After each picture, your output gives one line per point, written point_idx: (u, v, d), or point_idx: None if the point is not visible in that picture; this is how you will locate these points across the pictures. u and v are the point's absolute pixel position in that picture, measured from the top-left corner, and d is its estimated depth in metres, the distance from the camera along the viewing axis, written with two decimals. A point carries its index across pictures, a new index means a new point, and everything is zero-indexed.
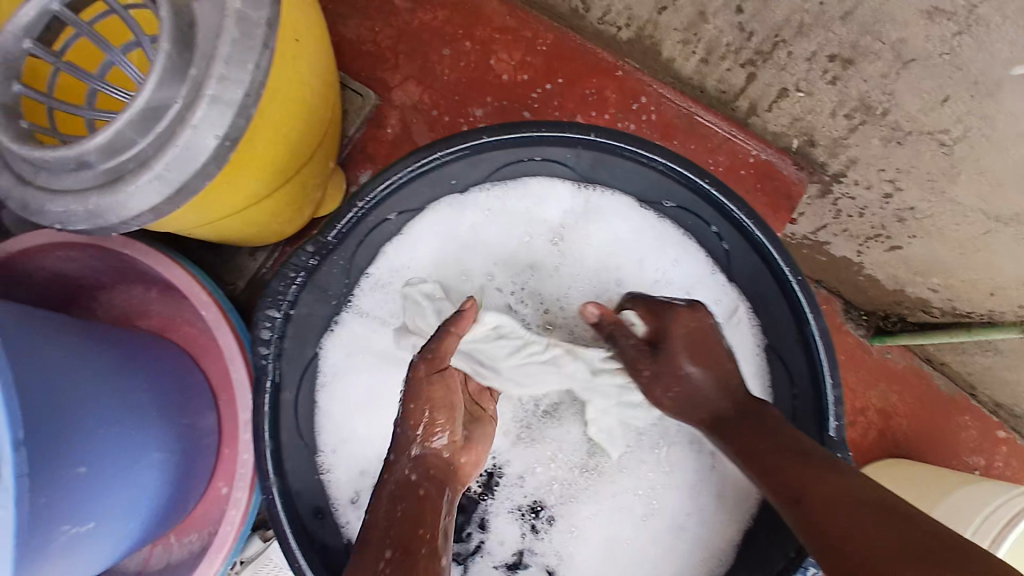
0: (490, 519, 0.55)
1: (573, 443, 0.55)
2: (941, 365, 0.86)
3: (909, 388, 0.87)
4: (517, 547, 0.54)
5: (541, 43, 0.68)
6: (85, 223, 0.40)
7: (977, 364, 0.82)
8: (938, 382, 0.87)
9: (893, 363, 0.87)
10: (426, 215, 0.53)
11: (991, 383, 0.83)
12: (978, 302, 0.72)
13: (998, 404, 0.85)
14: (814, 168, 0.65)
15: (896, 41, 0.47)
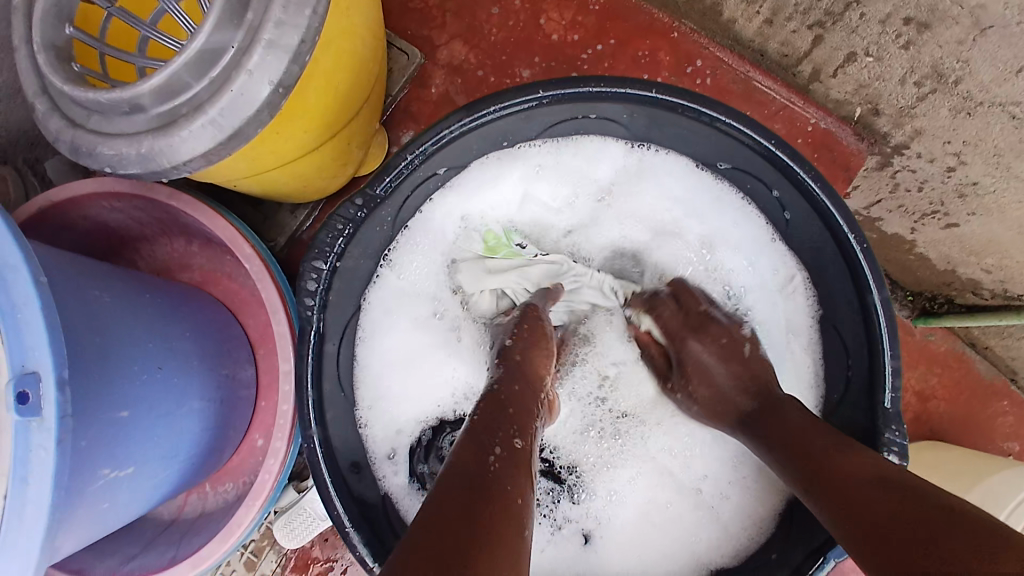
0: None
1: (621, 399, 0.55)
2: (985, 350, 0.84)
3: (949, 372, 0.86)
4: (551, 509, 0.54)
5: (593, 2, 0.65)
6: (137, 167, 0.40)
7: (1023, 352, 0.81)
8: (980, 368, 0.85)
9: (936, 347, 0.85)
10: (473, 172, 0.51)
11: None
12: None
13: None
14: (876, 139, 0.62)
15: (975, 6, 0.45)
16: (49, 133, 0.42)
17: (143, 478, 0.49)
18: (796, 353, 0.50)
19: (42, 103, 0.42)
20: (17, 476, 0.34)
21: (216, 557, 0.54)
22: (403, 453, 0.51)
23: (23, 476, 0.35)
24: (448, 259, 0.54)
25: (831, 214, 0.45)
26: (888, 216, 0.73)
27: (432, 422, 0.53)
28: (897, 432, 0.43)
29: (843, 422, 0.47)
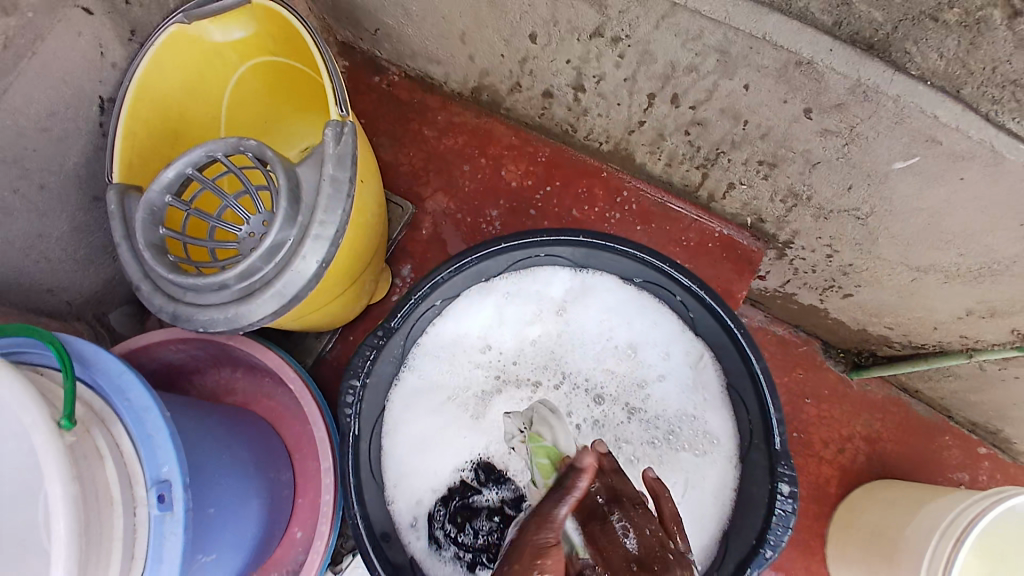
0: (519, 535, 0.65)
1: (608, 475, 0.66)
2: (917, 393, 1.03)
3: (891, 415, 1.04)
4: None
5: (541, 154, 0.86)
6: (223, 327, 0.56)
7: (945, 390, 0.98)
8: (916, 407, 1.04)
9: (873, 394, 1.04)
10: (461, 300, 0.67)
11: (960, 405, 0.99)
12: (927, 335, 0.88)
13: (973, 424, 1.01)
14: (767, 239, 0.80)
15: (803, 151, 0.61)
16: (150, 305, 0.57)
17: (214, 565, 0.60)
18: (714, 413, 0.65)
19: (145, 286, 0.57)
20: (153, 559, 0.47)
21: None
22: (423, 519, 0.63)
23: (157, 558, 0.47)
24: (459, 362, 0.68)
25: (718, 308, 0.62)
26: (800, 288, 0.91)
27: (444, 491, 0.65)
28: (786, 465, 0.58)
29: (753, 465, 0.61)
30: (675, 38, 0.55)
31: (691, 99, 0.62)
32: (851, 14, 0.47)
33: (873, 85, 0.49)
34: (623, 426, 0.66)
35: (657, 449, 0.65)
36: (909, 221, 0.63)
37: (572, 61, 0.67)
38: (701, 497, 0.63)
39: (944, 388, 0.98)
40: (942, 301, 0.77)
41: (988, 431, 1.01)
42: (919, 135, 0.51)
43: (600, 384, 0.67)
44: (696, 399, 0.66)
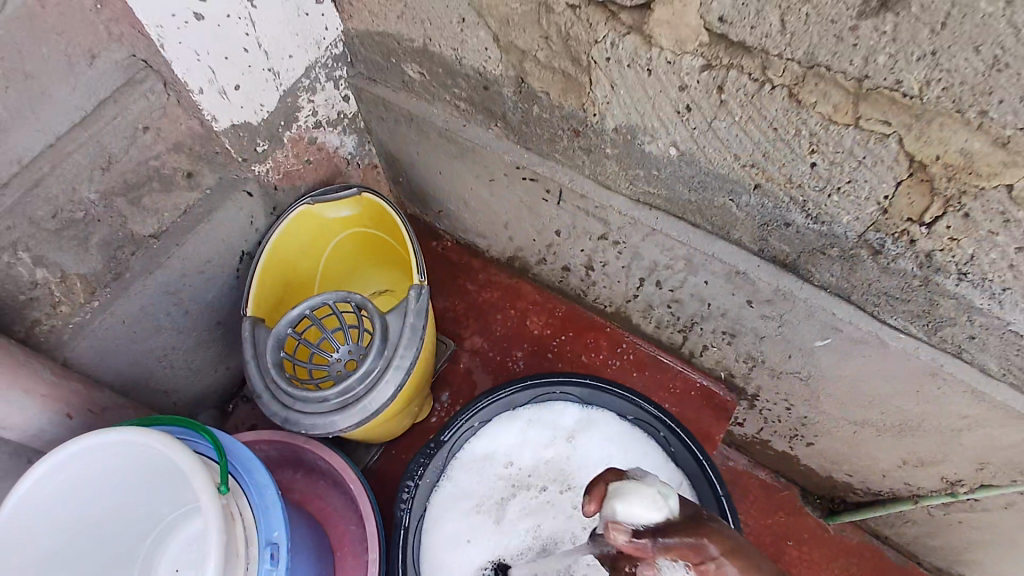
0: None
1: None
2: (886, 539, 1.14)
3: (865, 559, 1.13)
4: None
5: (558, 311, 1.09)
6: (320, 430, 0.76)
7: (908, 535, 1.10)
8: (889, 551, 1.14)
9: (849, 539, 1.14)
10: (493, 423, 0.86)
11: (924, 550, 1.10)
12: (879, 481, 1.02)
13: (940, 568, 1.12)
14: (738, 391, 1.00)
15: (752, 329, 0.83)
16: (266, 410, 0.77)
17: None
18: None
19: (265, 395, 0.77)
20: None
21: None
22: None
23: None
24: (488, 475, 0.85)
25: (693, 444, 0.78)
26: (772, 436, 1.08)
27: None
28: None
29: None
30: (655, 247, 0.79)
31: (670, 285, 0.85)
32: (768, 245, 0.70)
33: (789, 290, 0.71)
34: None
35: None
36: (839, 384, 0.82)
37: (585, 251, 0.92)
38: None
39: (909, 533, 1.09)
40: (882, 451, 0.93)
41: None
42: (826, 324, 0.72)
43: None
44: None
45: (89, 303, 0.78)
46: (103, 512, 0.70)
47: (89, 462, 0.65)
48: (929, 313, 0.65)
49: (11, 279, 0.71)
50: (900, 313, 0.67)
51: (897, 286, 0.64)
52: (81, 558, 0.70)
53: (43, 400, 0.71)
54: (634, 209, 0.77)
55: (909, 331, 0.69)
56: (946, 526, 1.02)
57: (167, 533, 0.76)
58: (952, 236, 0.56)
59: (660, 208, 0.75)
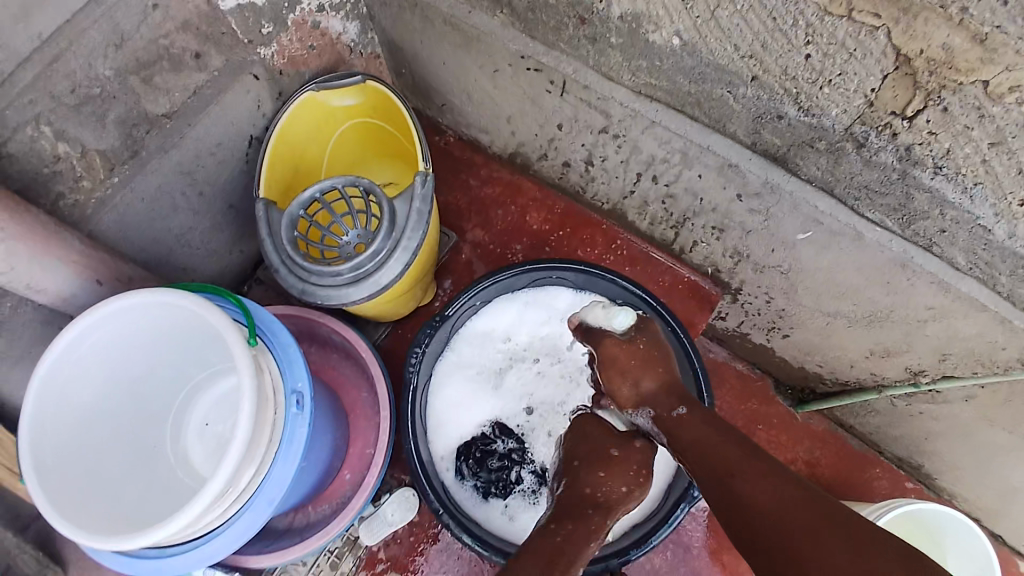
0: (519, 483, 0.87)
1: None
2: (850, 427, 1.24)
3: (829, 446, 1.24)
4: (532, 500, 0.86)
5: (557, 207, 1.12)
6: (334, 302, 0.83)
7: (871, 424, 1.19)
8: (851, 441, 1.24)
9: (814, 426, 1.25)
10: (494, 303, 0.93)
11: (885, 439, 1.20)
12: (847, 372, 1.10)
13: (898, 457, 1.21)
14: (724, 287, 1.06)
15: (740, 224, 0.88)
16: (284, 283, 0.83)
17: (297, 482, 0.85)
18: None
19: (282, 270, 0.83)
20: (285, 440, 0.73)
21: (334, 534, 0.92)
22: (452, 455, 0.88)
23: (288, 441, 0.73)
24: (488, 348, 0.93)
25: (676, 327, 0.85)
26: (752, 329, 1.16)
27: (468, 439, 0.89)
28: None
29: None
30: (654, 141, 0.83)
31: (665, 180, 0.89)
32: (761, 138, 0.73)
33: (777, 183, 0.76)
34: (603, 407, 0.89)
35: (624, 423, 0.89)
36: (817, 277, 0.88)
37: (585, 146, 0.95)
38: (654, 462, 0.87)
39: (870, 422, 1.19)
40: (851, 341, 1.00)
41: (913, 466, 1.21)
42: (808, 218, 0.78)
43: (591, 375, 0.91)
44: None
45: (109, 180, 0.81)
46: (138, 373, 0.78)
47: (131, 319, 0.71)
48: (905, 208, 0.68)
49: (35, 152, 0.74)
50: (878, 207, 0.71)
51: (876, 178, 0.67)
52: (121, 411, 0.78)
53: (75, 267, 0.76)
54: (633, 101, 0.80)
55: (884, 225, 0.73)
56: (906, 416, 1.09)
57: (194, 391, 0.86)
58: (932, 131, 0.59)
59: (660, 101, 0.78)
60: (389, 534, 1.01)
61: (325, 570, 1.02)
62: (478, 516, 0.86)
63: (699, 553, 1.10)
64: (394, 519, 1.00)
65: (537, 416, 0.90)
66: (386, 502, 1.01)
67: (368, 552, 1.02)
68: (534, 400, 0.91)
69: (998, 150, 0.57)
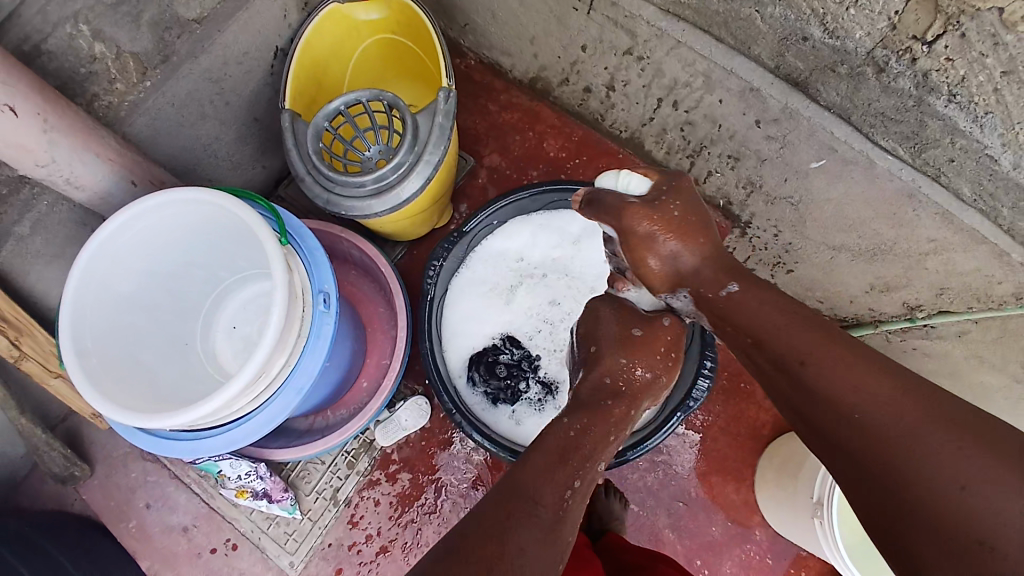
0: (527, 391, 0.92)
1: None
2: None
3: None
4: (538, 408, 0.92)
5: (574, 135, 1.14)
6: (357, 213, 0.86)
7: None
8: None
9: None
10: (509, 224, 0.96)
11: None
12: (846, 308, 1.12)
13: None
14: (734, 220, 1.09)
15: (756, 151, 0.90)
16: (309, 192, 0.85)
17: (319, 382, 0.91)
18: None
19: (307, 179, 0.86)
20: (314, 335, 0.77)
21: (351, 435, 0.97)
22: (464, 364, 0.93)
23: (317, 336, 0.77)
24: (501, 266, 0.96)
25: None
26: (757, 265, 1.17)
27: (480, 350, 0.93)
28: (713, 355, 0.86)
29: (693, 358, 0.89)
30: (678, 62, 0.84)
31: (686, 105, 0.91)
32: (784, 62, 0.75)
33: (795, 108, 0.77)
34: None
35: None
36: (824, 209, 0.91)
37: (608, 68, 0.97)
38: None
39: None
40: (853, 276, 1.02)
41: None
42: (823, 145, 0.79)
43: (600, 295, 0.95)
44: None
45: (141, 83, 0.82)
46: (172, 270, 0.83)
47: (168, 215, 0.75)
48: (917, 136, 0.70)
49: (73, 50, 0.76)
50: (892, 135, 0.73)
51: (892, 106, 0.69)
52: (154, 305, 0.82)
53: (111, 165, 0.79)
54: (661, 20, 0.80)
55: (897, 154, 0.74)
56: (900, 353, 1.11)
57: (222, 295, 0.90)
58: (949, 57, 0.61)
59: (688, 20, 0.79)
60: (403, 437, 1.08)
61: (342, 469, 1.09)
62: (489, 419, 0.91)
63: (690, 473, 1.17)
64: (407, 426, 1.06)
65: (548, 331, 0.94)
66: (399, 409, 1.07)
67: (383, 453, 1.09)
68: (548, 318, 0.94)
69: (1009, 78, 0.59)
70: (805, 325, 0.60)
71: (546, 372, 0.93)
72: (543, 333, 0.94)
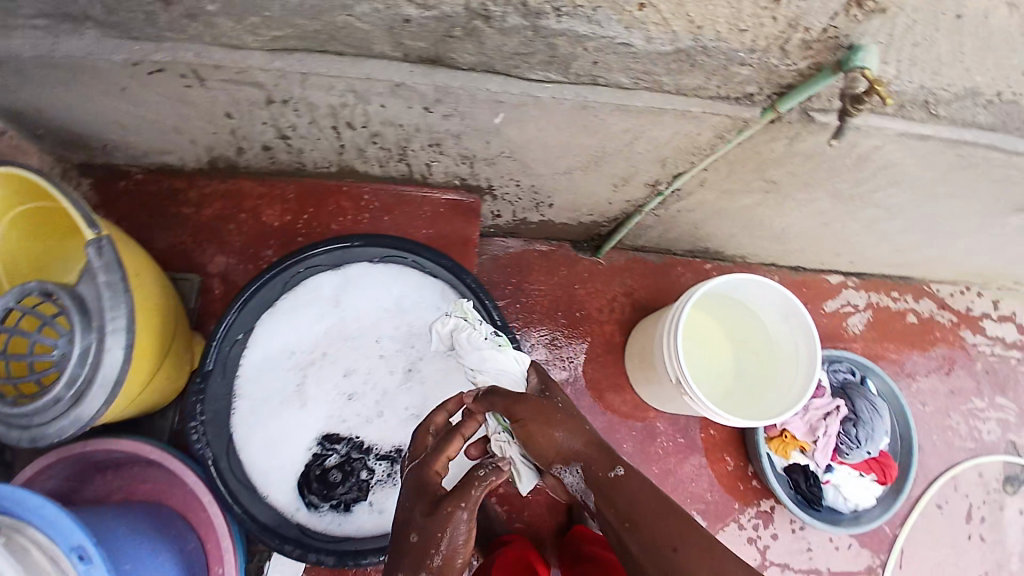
0: (372, 477, 0.85)
1: (415, 401, 0.88)
2: (643, 247, 1.38)
3: (635, 271, 1.37)
4: (392, 483, 0.85)
5: (288, 193, 1.06)
6: (73, 428, 0.73)
7: (657, 236, 1.30)
8: (648, 257, 1.38)
9: (617, 262, 1.37)
10: (258, 329, 0.86)
11: (670, 242, 1.33)
12: (612, 210, 1.17)
13: (688, 249, 1.36)
14: (478, 191, 1.08)
15: (448, 131, 0.88)
16: (8, 440, 0.72)
17: None
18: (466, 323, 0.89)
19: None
20: None
21: None
22: (293, 493, 0.82)
23: None
24: (276, 376, 0.86)
25: (430, 254, 0.88)
26: (525, 212, 1.20)
27: (302, 470, 0.84)
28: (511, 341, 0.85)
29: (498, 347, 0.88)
30: (321, 89, 0.79)
31: (359, 121, 0.86)
32: (407, 48, 0.71)
33: (446, 83, 0.76)
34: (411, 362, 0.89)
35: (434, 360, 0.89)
36: (534, 149, 0.92)
37: (267, 122, 0.88)
38: None
39: (655, 235, 1.30)
40: (596, 185, 1.05)
41: (701, 251, 1.37)
42: (491, 100, 0.79)
43: (387, 339, 0.90)
44: (451, 319, 0.90)
45: None
46: None
47: None
48: (556, 57, 0.71)
49: None
50: (537, 66, 0.73)
51: (520, 43, 0.69)
52: None
53: None
54: (274, 61, 0.74)
55: (551, 79, 0.75)
56: (674, 217, 1.19)
57: None
58: None
59: (298, 49, 0.73)
60: None
61: None
62: (349, 529, 0.83)
63: None
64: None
65: (357, 404, 0.87)
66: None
67: None
68: (350, 393, 0.87)
69: None
70: (668, 520, 0.69)
71: (378, 445, 0.86)
72: (352, 411, 0.87)
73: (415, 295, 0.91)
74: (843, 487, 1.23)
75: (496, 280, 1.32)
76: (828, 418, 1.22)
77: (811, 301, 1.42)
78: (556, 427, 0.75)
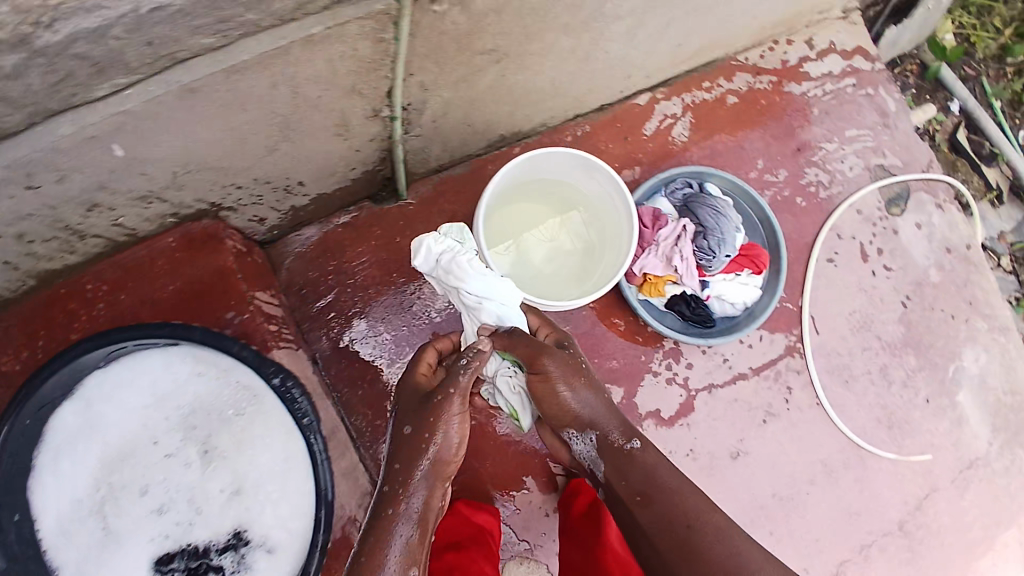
0: (218, 560, 0.94)
1: (224, 480, 0.96)
2: (443, 167, 1.25)
3: (447, 194, 1.25)
4: (245, 557, 0.94)
5: (8, 328, 0.91)
6: None
7: (446, 152, 1.17)
8: (454, 173, 1.26)
9: (425, 195, 1.25)
10: (38, 495, 0.90)
11: (464, 149, 1.21)
12: (371, 151, 0.99)
13: (487, 145, 1.24)
14: (205, 215, 0.94)
15: (87, 186, 0.72)
16: None
17: None
18: (230, 374, 0.98)
19: None
20: None
21: None
22: None
23: None
24: (86, 525, 0.92)
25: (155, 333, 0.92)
26: (284, 202, 1.03)
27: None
28: (271, 371, 0.95)
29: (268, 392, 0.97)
30: None
31: None
32: None
33: (7, 152, 0.60)
34: (203, 456, 0.96)
35: (221, 437, 0.96)
36: (201, 153, 0.77)
37: None
38: (268, 426, 0.97)
39: (443, 152, 1.17)
40: (322, 145, 0.89)
41: (501, 140, 1.25)
42: (81, 139, 0.63)
43: (174, 440, 0.96)
44: (219, 388, 0.98)
45: None
46: None
47: None
48: (94, 62, 0.56)
49: None
50: (87, 82, 0.58)
51: (29, 70, 0.53)
52: None
53: None
54: None
55: (120, 84, 0.60)
56: (440, 129, 1.05)
57: None
58: None
59: None
60: None
61: None
62: None
63: None
64: None
65: (174, 510, 0.94)
66: None
67: None
68: (161, 504, 0.94)
69: None
70: (680, 495, 0.92)
71: (216, 538, 0.94)
72: (173, 517, 0.94)
73: (175, 389, 0.97)
74: (724, 294, 1.21)
75: (315, 278, 1.20)
76: (680, 243, 1.16)
77: (630, 134, 1.34)
78: (576, 383, 0.92)
